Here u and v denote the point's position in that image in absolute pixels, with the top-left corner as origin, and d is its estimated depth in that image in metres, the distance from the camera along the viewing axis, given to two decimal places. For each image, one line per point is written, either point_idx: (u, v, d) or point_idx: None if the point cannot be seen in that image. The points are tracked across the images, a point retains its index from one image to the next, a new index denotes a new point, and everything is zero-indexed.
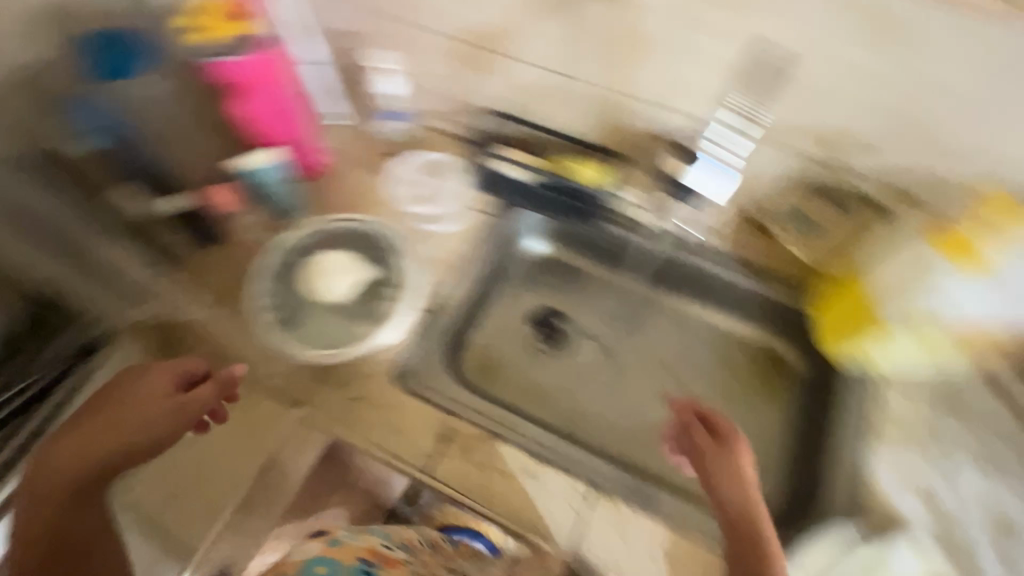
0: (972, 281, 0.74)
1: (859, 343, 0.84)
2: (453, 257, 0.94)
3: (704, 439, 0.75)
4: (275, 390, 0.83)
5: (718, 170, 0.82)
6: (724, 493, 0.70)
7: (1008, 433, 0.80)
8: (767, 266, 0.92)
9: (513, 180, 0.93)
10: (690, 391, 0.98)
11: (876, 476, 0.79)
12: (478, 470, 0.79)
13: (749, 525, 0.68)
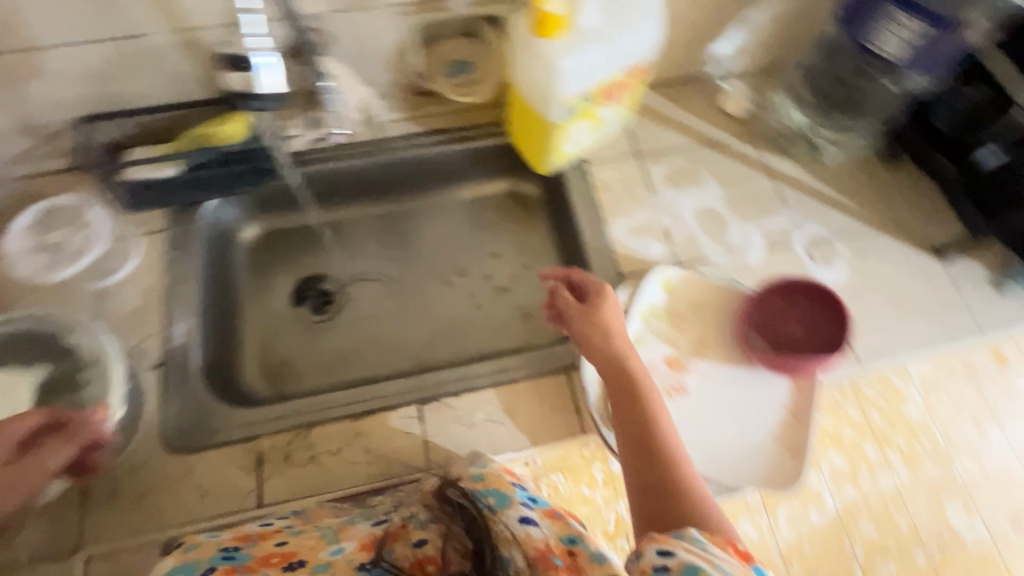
0: (581, 48, 0.71)
1: (556, 151, 0.85)
2: (153, 287, 0.82)
3: (564, 300, 0.67)
4: (36, 556, 0.68)
5: (263, 62, 0.72)
6: (595, 339, 0.63)
7: (680, 146, 0.97)
8: (454, 124, 0.96)
9: (164, 178, 0.81)
10: (473, 266, 0.98)
11: (620, 240, 0.89)
12: (306, 467, 0.74)
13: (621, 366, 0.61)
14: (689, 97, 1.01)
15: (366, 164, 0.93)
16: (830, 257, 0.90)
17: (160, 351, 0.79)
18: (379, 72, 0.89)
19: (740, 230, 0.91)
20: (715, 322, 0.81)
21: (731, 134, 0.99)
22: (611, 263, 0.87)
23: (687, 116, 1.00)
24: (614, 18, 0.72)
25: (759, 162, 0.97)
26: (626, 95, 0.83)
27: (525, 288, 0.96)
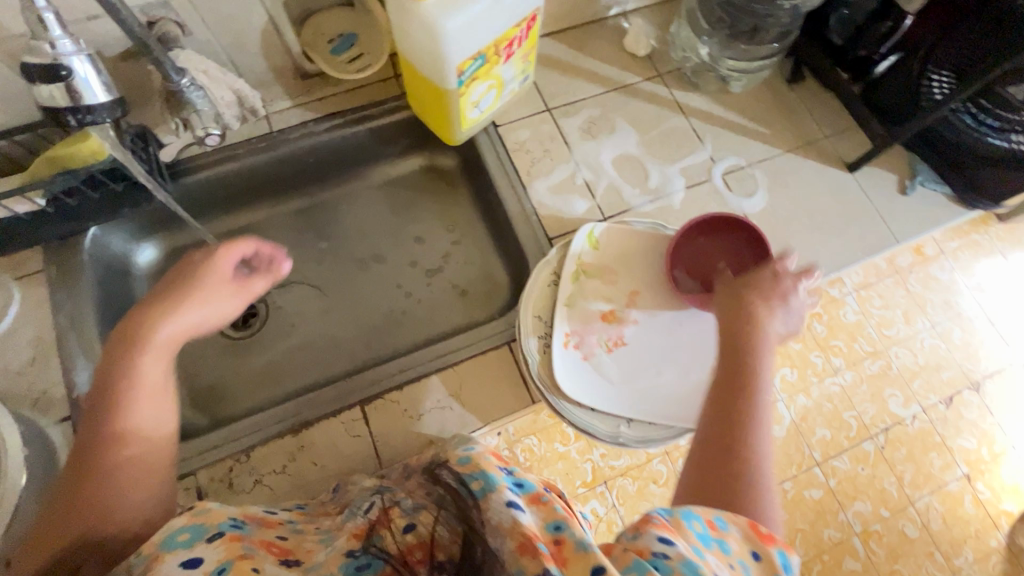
0: (462, 5, 0.64)
1: (460, 118, 0.81)
2: (45, 333, 0.74)
3: (726, 283, 0.65)
4: None
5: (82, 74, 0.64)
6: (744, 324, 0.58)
7: (590, 95, 0.95)
8: (350, 106, 0.89)
9: (29, 211, 0.72)
10: (400, 251, 0.94)
11: (544, 202, 0.87)
12: (251, 492, 0.70)
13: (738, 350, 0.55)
14: (592, 43, 0.98)
15: (261, 161, 0.86)
16: (749, 187, 0.91)
17: (64, 404, 0.71)
18: (255, 59, 0.80)
19: (661, 173, 0.91)
20: (647, 269, 0.79)
21: (639, 75, 0.97)
22: (537, 227, 0.85)
23: (592, 62, 0.97)
24: None
25: (671, 101, 0.96)
26: (522, 48, 0.78)
27: (456, 266, 0.93)
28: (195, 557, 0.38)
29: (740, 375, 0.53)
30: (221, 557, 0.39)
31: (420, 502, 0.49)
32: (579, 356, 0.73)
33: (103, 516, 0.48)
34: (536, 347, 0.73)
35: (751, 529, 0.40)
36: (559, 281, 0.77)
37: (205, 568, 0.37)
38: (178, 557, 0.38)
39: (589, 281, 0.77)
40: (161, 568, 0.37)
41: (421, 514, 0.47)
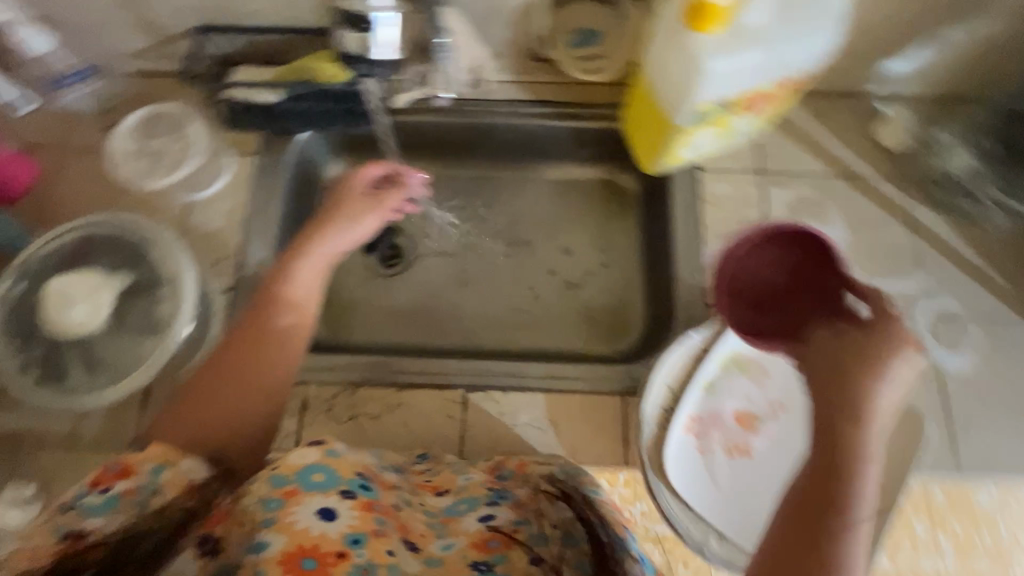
0: (735, 50, 0.60)
1: (671, 153, 0.75)
2: (237, 212, 0.83)
3: (831, 329, 0.49)
4: (92, 444, 0.72)
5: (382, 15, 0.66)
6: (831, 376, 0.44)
7: (812, 173, 0.85)
8: (563, 99, 0.86)
9: (264, 103, 0.79)
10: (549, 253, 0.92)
11: (715, 267, 0.80)
12: (344, 425, 0.74)
13: (841, 425, 0.42)
14: (837, 115, 0.87)
15: (462, 125, 0.88)
16: (958, 341, 0.77)
17: (232, 276, 0.80)
18: (500, 31, 0.80)
19: (856, 285, 0.79)
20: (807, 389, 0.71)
21: (876, 169, 0.85)
22: (700, 292, 0.78)
23: (828, 136, 0.86)
24: (782, 23, 0.61)
25: (903, 210, 0.83)
26: (768, 107, 0.72)
27: (595, 288, 0.90)
28: (328, 508, 0.49)
29: (822, 451, 0.42)
30: (352, 525, 0.49)
31: (546, 525, 0.55)
32: (696, 446, 0.69)
33: (225, 413, 0.56)
34: (655, 418, 0.69)
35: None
36: (706, 359, 0.71)
37: (339, 528, 0.48)
38: (313, 502, 0.49)
39: (736, 374, 0.72)
40: (296, 509, 0.48)
41: (549, 546, 0.53)
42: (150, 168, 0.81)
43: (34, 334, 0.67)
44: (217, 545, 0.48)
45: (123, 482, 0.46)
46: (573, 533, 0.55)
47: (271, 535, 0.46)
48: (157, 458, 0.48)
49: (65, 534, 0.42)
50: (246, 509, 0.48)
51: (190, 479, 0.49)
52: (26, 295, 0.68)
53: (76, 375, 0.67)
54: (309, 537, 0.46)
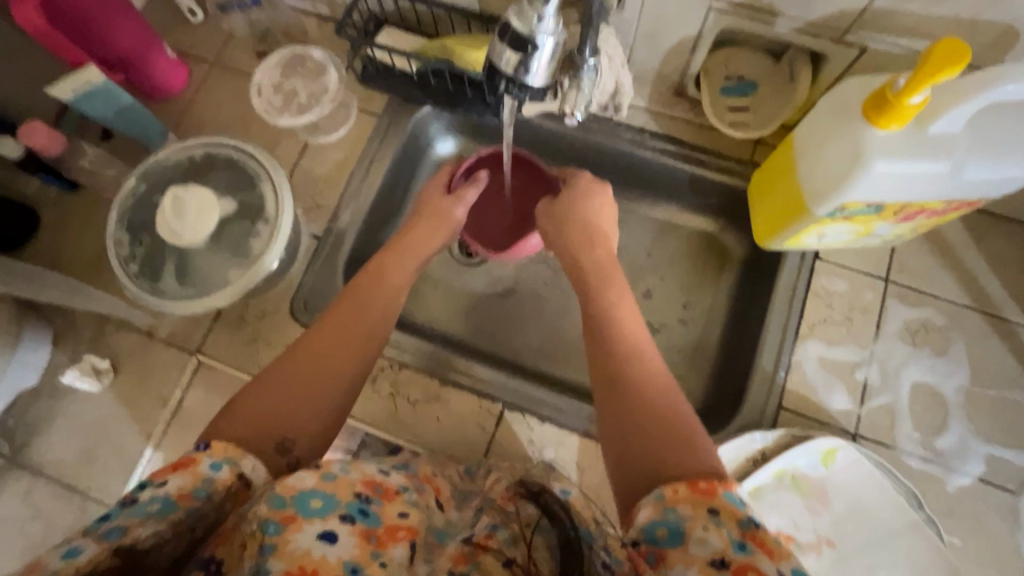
0: (911, 155, 0.53)
1: (793, 237, 0.69)
2: (346, 167, 0.85)
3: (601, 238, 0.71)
4: (165, 340, 0.78)
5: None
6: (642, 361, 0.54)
7: (951, 301, 0.74)
8: (693, 141, 0.81)
9: (401, 69, 0.82)
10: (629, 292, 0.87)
11: (802, 367, 0.72)
12: (381, 399, 0.76)
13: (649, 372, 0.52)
14: (1000, 245, 0.75)
15: (583, 141, 0.84)
16: None
17: (323, 225, 0.83)
18: (652, 58, 0.74)
19: (959, 439, 0.69)
20: (865, 534, 0.65)
21: None
22: (779, 391, 0.71)
23: (981, 265, 0.75)
24: (980, 144, 0.53)
25: None
26: (925, 219, 0.64)
27: (664, 343, 0.83)
28: (331, 531, 0.39)
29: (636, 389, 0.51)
30: (353, 551, 0.39)
31: (515, 530, 0.49)
32: None
33: (300, 407, 0.51)
34: None
35: (690, 488, 0.41)
36: (760, 465, 0.66)
37: (339, 552, 0.38)
38: (315, 527, 0.39)
39: (789, 491, 0.66)
40: (298, 536, 0.38)
41: (517, 550, 0.47)
42: (281, 105, 0.83)
43: (145, 231, 0.73)
44: (227, 562, 0.39)
45: (177, 480, 0.40)
46: (540, 527, 0.48)
47: (272, 562, 0.36)
48: (219, 455, 0.43)
49: (111, 541, 0.36)
50: (249, 531, 0.39)
51: (243, 482, 0.44)
52: (149, 192, 0.75)
53: (169, 278, 0.72)
54: (310, 561, 0.37)
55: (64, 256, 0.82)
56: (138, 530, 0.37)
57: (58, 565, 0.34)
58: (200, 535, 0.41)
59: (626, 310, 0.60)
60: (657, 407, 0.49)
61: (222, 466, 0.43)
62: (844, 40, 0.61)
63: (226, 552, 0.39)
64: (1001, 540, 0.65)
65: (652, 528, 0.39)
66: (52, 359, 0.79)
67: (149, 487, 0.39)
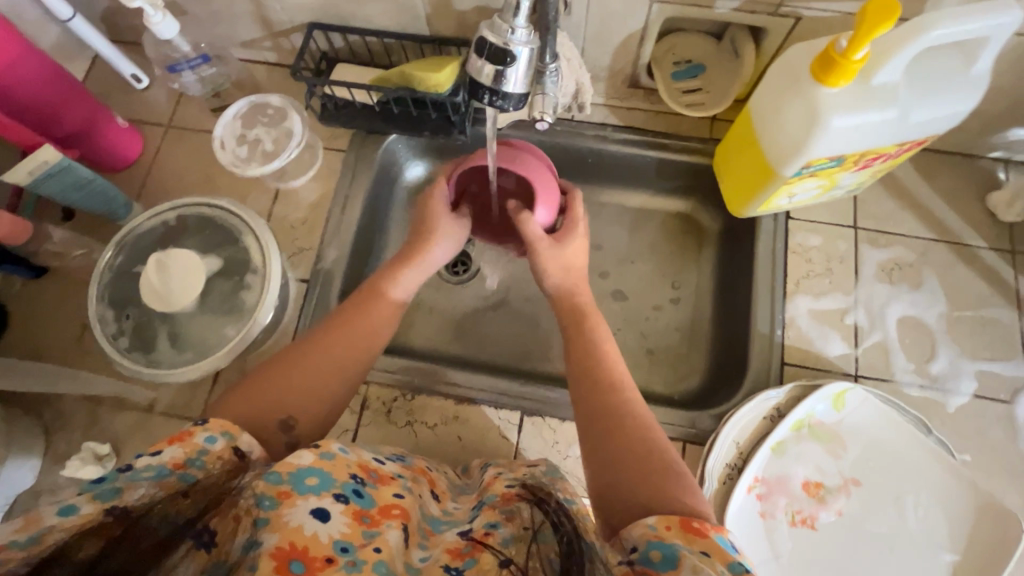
0: (861, 108, 0.57)
1: (765, 201, 0.73)
2: (323, 207, 0.85)
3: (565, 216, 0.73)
4: (165, 412, 0.76)
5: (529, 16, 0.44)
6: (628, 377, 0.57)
7: (916, 237, 0.79)
8: (653, 128, 0.85)
9: (361, 102, 0.83)
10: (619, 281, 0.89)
11: (796, 322, 0.76)
12: (399, 429, 0.75)
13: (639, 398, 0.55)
14: (948, 178, 0.81)
15: (551, 144, 0.86)
16: None
17: (309, 269, 0.82)
18: (603, 55, 0.77)
19: (950, 362, 0.73)
20: (887, 468, 0.68)
21: (986, 241, 0.78)
22: (780, 349, 0.74)
23: (935, 200, 0.80)
24: (919, 88, 0.57)
25: (1013, 289, 0.76)
26: (881, 165, 0.69)
27: (662, 324, 0.86)
28: (324, 509, 0.42)
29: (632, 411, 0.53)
30: (343, 530, 0.42)
31: (517, 526, 0.47)
32: (757, 508, 0.67)
33: (302, 398, 0.53)
34: (719, 475, 0.67)
35: (681, 525, 0.41)
36: (778, 421, 0.68)
37: (330, 531, 0.42)
38: (309, 503, 0.42)
39: (809, 441, 0.69)
40: (291, 510, 0.41)
41: (518, 548, 0.45)
42: (248, 156, 0.83)
43: (131, 303, 0.72)
44: (221, 533, 0.42)
45: (173, 450, 0.42)
46: (544, 532, 0.46)
47: (265, 535, 0.40)
48: (215, 429, 0.45)
49: (104, 502, 0.38)
50: (246, 503, 0.42)
51: (238, 455, 0.46)
52: (128, 264, 0.73)
53: (163, 347, 0.70)
54: (302, 538, 0.40)
55: (42, 346, 0.79)
56: (132, 495, 0.39)
57: (52, 521, 0.36)
58: (197, 512, 0.42)
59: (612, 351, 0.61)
60: (639, 441, 0.50)
61: (217, 440, 0.44)
62: (780, 13, 0.66)
63: (220, 524, 0.42)
64: (1006, 449, 0.69)
65: (648, 550, 0.40)
66: (46, 454, 0.75)
67: (144, 456, 0.41)
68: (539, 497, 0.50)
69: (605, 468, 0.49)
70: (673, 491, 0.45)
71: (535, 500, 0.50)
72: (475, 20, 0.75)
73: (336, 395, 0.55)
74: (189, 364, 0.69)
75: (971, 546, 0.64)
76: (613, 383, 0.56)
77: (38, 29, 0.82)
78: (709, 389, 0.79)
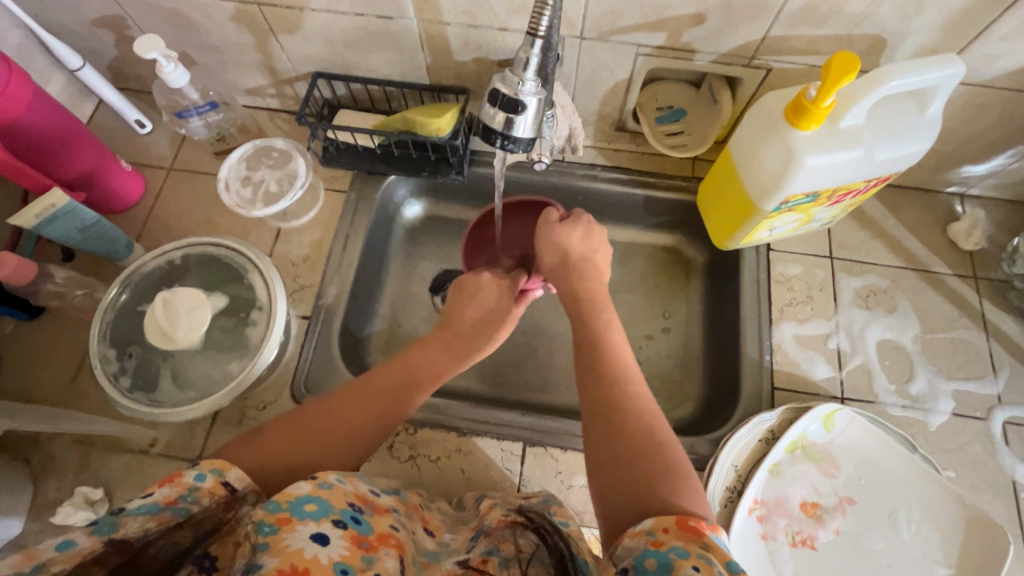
0: (834, 147, 0.63)
1: (749, 233, 0.78)
2: (324, 245, 0.87)
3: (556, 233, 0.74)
4: (162, 452, 0.75)
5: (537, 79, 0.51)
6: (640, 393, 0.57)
7: (887, 265, 0.84)
8: (639, 167, 0.90)
9: (363, 145, 0.87)
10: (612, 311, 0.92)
11: (783, 347, 0.80)
12: (403, 463, 0.75)
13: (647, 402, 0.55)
14: (911, 211, 0.88)
15: (544, 183, 0.91)
16: None
17: (310, 305, 0.83)
18: (593, 101, 0.83)
19: (928, 382, 0.77)
20: (878, 485, 0.71)
21: (950, 268, 0.84)
22: (770, 374, 0.77)
23: (902, 231, 0.86)
24: (880, 130, 0.64)
25: (979, 311, 0.81)
26: (851, 200, 0.75)
27: (655, 352, 0.88)
28: (323, 533, 0.42)
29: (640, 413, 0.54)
30: (343, 553, 0.42)
31: (509, 551, 0.50)
32: (758, 530, 0.69)
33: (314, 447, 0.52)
34: (720, 498, 0.69)
35: (679, 526, 0.42)
36: (773, 443, 0.71)
37: (330, 553, 0.41)
38: (308, 528, 0.42)
39: (803, 461, 0.72)
40: (291, 535, 0.41)
41: (512, 571, 0.48)
42: (251, 196, 0.86)
43: (133, 342, 0.72)
44: (221, 559, 0.43)
45: (163, 489, 0.41)
46: (537, 557, 0.49)
47: (265, 558, 0.40)
48: (204, 466, 0.44)
49: (102, 535, 0.38)
50: (246, 529, 0.42)
51: (229, 489, 0.45)
52: (132, 303, 0.75)
53: (166, 386, 0.71)
54: (302, 560, 0.40)
55: (34, 388, 0.78)
56: (130, 527, 0.39)
57: (51, 555, 0.36)
58: (198, 540, 0.43)
59: (619, 345, 0.62)
60: (640, 434, 0.51)
61: (206, 477, 0.43)
62: (753, 64, 0.72)
63: (220, 550, 0.43)
64: (986, 464, 0.73)
65: (642, 559, 0.40)
66: (32, 502, 0.72)
67: (135, 496, 0.40)
68: (533, 521, 0.53)
69: (608, 463, 0.50)
70: (673, 490, 0.46)
71: (530, 525, 0.53)
72: (473, 70, 0.80)
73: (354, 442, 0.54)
74: (191, 403, 0.69)
75: (963, 559, 0.66)
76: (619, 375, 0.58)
77: (46, 77, 0.84)
78: (704, 415, 0.82)
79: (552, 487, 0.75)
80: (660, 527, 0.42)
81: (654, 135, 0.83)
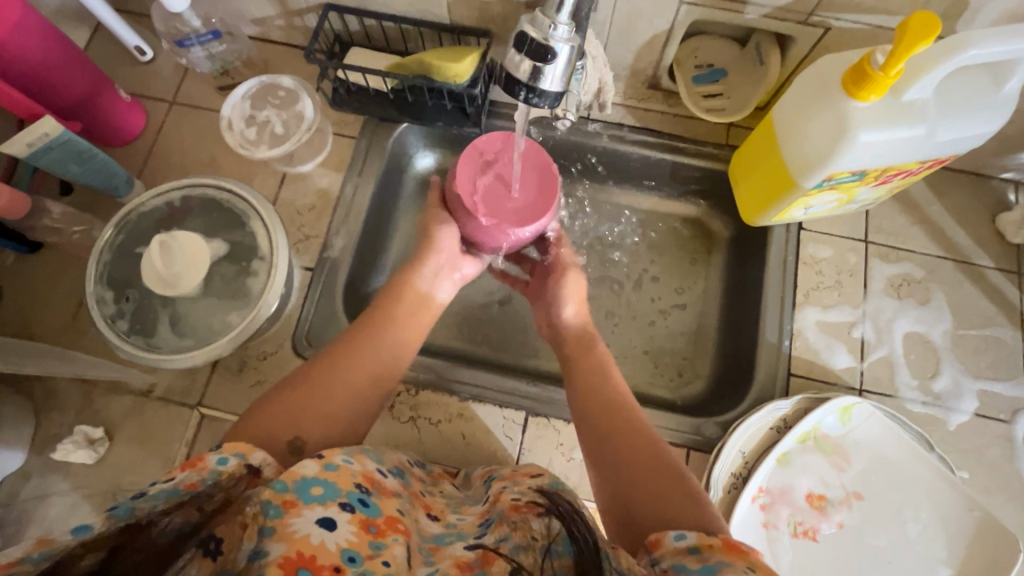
0: (892, 124, 0.57)
1: (782, 211, 0.72)
2: (330, 195, 0.83)
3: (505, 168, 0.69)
4: (162, 396, 0.74)
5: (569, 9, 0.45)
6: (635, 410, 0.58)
7: (926, 254, 0.79)
8: (670, 131, 0.84)
9: (374, 89, 0.81)
10: (627, 282, 0.87)
11: (803, 333, 0.76)
12: (403, 425, 0.74)
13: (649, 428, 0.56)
14: (959, 197, 0.81)
15: (567, 139, 0.85)
16: None
17: (314, 257, 0.80)
18: (626, 54, 0.76)
19: (953, 381, 0.74)
20: (890, 484, 0.68)
21: (993, 261, 0.79)
22: (788, 360, 0.74)
23: (946, 217, 0.80)
24: (946, 105, 0.57)
25: (1017, 309, 0.77)
26: (899, 182, 0.69)
27: (669, 328, 0.85)
28: (330, 517, 0.42)
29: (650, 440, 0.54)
30: (351, 539, 0.41)
31: (524, 538, 0.45)
32: (760, 518, 0.68)
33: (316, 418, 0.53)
34: (723, 484, 0.67)
35: (724, 544, 0.40)
36: (784, 432, 0.69)
37: (337, 539, 0.41)
38: (314, 512, 0.41)
39: (813, 453, 0.70)
40: (297, 520, 0.41)
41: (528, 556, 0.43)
42: (256, 137, 0.81)
43: (130, 285, 0.70)
44: (227, 541, 0.40)
45: (186, 473, 0.40)
46: (557, 544, 0.43)
47: (271, 544, 0.40)
48: (226, 450, 0.43)
49: (117, 519, 0.35)
50: (252, 509, 0.42)
51: (250, 469, 0.45)
52: (131, 243, 0.72)
53: (164, 333, 0.69)
54: (308, 546, 0.40)
55: (34, 323, 0.77)
56: (146, 510, 0.37)
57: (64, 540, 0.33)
58: (203, 516, 0.41)
59: (615, 376, 0.64)
60: (641, 455, 0.53)
61: (228, 461, 0.43)
62: (809, 22, 0.65)
63: (226, 531, 0.41)
64: (1003, 468, 0.70)
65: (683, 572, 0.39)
66: (33, 436, 0.72)
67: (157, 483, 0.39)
68: (553, 507, 0.47)
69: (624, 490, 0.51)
70: (685, 511, 0.46)
71: (550, 510, 0.47)
72: (498, 11, 0.73)
73: (348, 410, 0.55)
74: (181, 353, 0.67)
75: (968, 561, 0.65)
76: (610, 402, 0.60)
77: None
78: (714, 395, 0.79)
79: (552, 459, 0.74)
80: (703, 545, 0.41)
81: (690, 96, 0.76)
